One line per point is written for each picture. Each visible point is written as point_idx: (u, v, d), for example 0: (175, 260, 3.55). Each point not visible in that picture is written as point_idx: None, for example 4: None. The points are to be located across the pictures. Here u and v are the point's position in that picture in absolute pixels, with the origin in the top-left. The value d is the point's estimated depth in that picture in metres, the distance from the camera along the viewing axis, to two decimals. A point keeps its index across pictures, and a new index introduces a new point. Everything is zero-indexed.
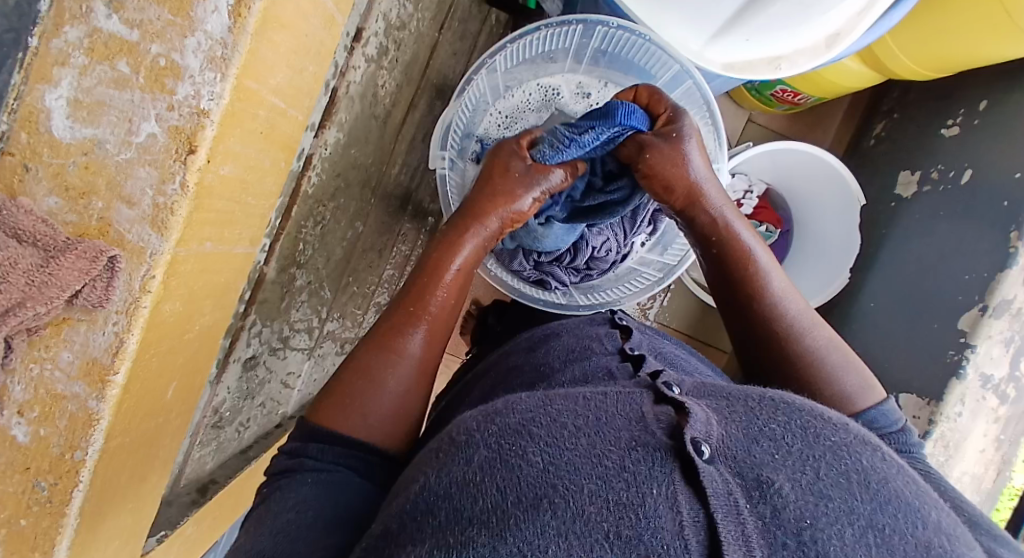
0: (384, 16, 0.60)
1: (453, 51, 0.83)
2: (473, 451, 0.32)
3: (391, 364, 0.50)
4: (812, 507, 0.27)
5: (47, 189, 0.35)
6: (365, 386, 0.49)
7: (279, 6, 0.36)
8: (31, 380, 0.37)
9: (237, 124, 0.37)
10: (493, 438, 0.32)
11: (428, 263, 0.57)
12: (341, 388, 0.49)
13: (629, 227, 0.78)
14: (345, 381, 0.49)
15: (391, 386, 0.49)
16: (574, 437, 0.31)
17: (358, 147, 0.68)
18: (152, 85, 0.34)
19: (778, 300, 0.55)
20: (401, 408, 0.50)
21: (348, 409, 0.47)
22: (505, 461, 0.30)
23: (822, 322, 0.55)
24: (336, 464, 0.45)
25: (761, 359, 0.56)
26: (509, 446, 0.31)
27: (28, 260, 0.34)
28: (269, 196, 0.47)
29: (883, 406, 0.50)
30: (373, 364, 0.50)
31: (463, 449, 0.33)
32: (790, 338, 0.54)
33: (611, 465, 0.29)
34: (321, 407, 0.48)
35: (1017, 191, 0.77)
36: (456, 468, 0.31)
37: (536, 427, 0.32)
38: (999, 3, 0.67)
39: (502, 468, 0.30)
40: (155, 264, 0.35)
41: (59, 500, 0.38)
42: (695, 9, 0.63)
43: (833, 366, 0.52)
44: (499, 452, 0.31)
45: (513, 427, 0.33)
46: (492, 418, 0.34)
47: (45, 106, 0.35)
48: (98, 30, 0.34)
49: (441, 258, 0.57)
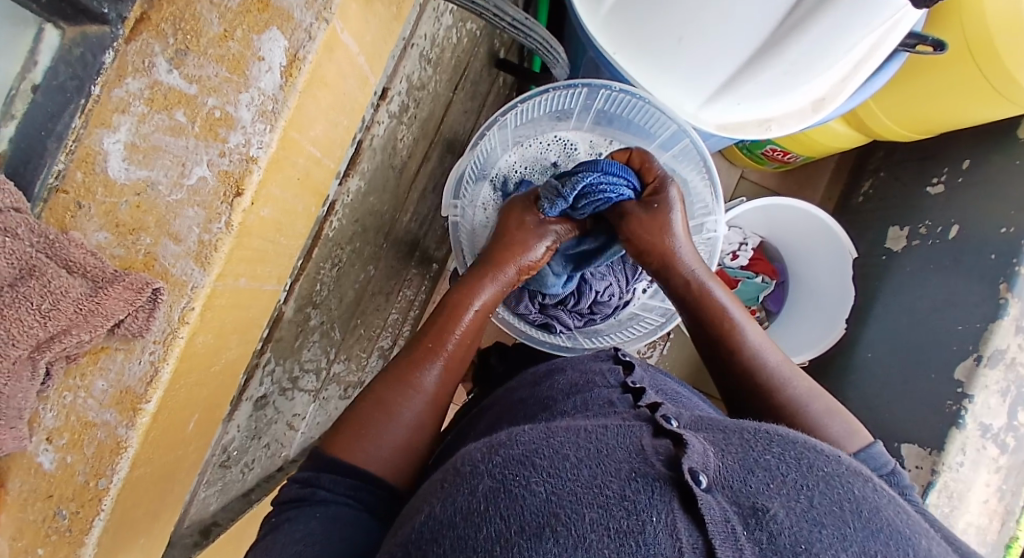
0: (407, 77, 0.65)
1: (464, 109, 0.89)
2: (477, 480, 0.33)
3: (407, 398, 0.52)
4: (806, 534, 0.28)
5: (98, 225, 0.38)
6: (382, 418, 0.50)
7: (324, 68, 0.40)
8: (63, 407, 0.38)
9: (279, 171, 0.40)
10: (497, 468, 0.33)
11: (448, 304, 0.61)
12: (357, 419, 0.50)
13: (630, 274, 0.83)
14: (361, 411, 0.51)
15: (407, 417, 0.51)
16: (576, 468, 0.32)
17: (376, 195, 0.72)
18: (206, 133, 0.38)
19: (756, 352, 0.58)
20: (412, 439, 0.51)
21: (364, 440, 0.49)
22: (509, 491, 0.31)
23: (802, 373, 0.57)
24: (346, 496, 0.46)
25: (728, 383, 0.59)
26: (513, 476, 0.32)
27: (78, 289, 0.35)
28: (298, 237, 0.50)
29: (872, 449, 0.50)
30: (390, 397, 0.52)
31: (467, 480, 0.34)
32: (770, 390, 0.55)
33: (612, 494, 0.30)
34: (335, 438, 0.49)
35: (1003, 245, 0.81)
36: (461, 497, 0.32)
37: (538, 458, 0.33)
38: (980, 75, 0.73)
39: (505, 497, 0.31)
40: (194, 297, 0.37)
41: (78, 529, 0.39)
42: (693, 76, 0.68)
43: (815, 414, 0.52)
44: (503, 482, 0.32)
45: (516, 457, 0.34)
46: (495, 449, 0.36)
47: (103, 148, 0.38)
48: (159, 83, 0.38)
49: (461, 303, 0.61)
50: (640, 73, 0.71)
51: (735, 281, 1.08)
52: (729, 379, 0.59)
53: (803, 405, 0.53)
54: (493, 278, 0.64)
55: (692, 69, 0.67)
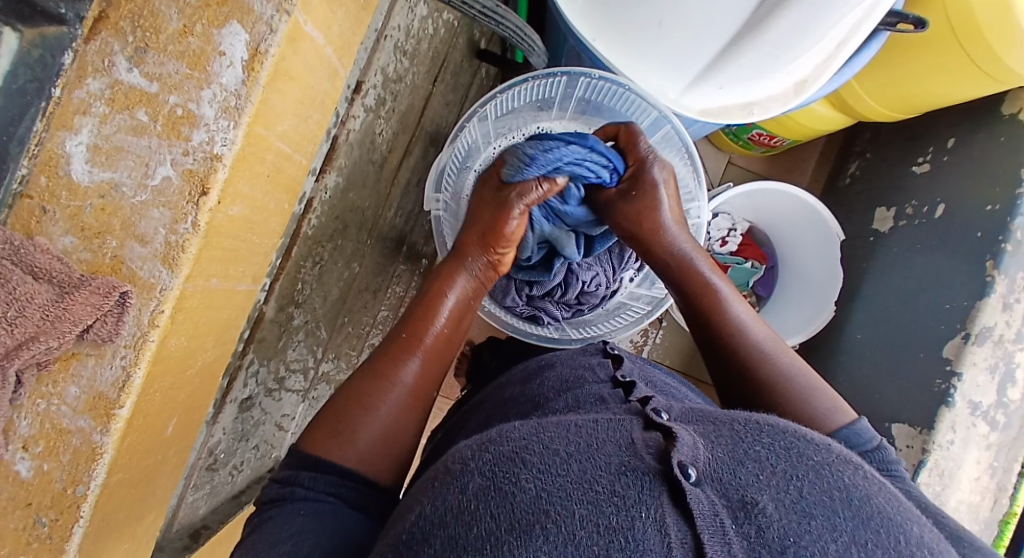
0: (382, 70, 0.64)
1: (445, 101, 0.88)
2: (466, 478, 0.32)
3: (385, 392, 0.51)
4: (795, 526, 0.28)
5: (63, 229, 0.37)
6: (358, 413, 0.49)
7: (289, 61, 0.39)
8: (37, 415, 0.38)
9: (247, 168, 0.39)
10: (487, 466, 0.32)
11: (425, 295, 0.60)
12: (334, 415, 0.49)
13: (618, 263, 0.82)
14: (338, 407, 0.50)
15: (384, 414, 0.50)
16: (566, 463, 0.32)
17: (355, 191, 0.71)
18: (169, 132, 0.37)
19: (741, 326, 0.57)
20: (392, 433, 0.50)
21: (340, 436, 0.48)
22: (499, 489, 0.30)
23: (788, 349, 0.56)
24: (328, 493, 0.46)
25: (714, 360, 0.59)
26: (502, 473, 0.31)
27: (44, 295, 0.34)
28: (274, 235, 0.49)
29: (855, 426, 0.49)
30: (367, 393, 0.51)
31: (457, 477, 0.33)
32: (753, 364, 0.55)
33: (602, 489, 0.30)
34: (313, 434, 0.48)
35: (988, 222, 0.81)
36: (450, 495, 0.31)
37: (528, 454, 0.33)
38: (964, 55, 0.72)
39: (495, 494, 0.30)
40: (164, 299, 0.37)
41: (58, 536, 0.38)
42: (673, 62, 0.68)
43: (798, 388, 0.52)
44: (492, 480, 0.31)
45: (505, 453, 0.33)
46: (485, 447, 0.34)
47: (65, 151, 0.37)
48: (120, 82, 0.37)
49: (436, 294, 0.60)
50: (621, 60, 0.70)
51: (725, 266, 1.08)
52: (715, 354, 0.58)
53: (787, 379, 0.53)
54: (466, 266, 0.63)
55: (673, 52, 0.67)
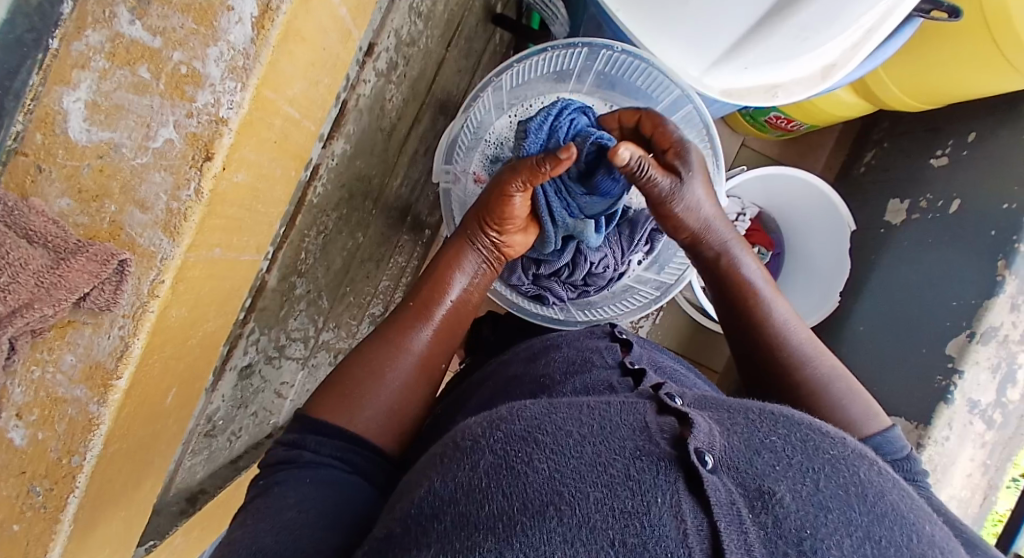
0: (395, 32, 0.61)
1: (457, 68, 0.84)
2: (478, 456, 0.31)
3: (394, 360, 0.53)
4: (812, 518, 0.27)
5: (60, 190, 0.35)
6: (369, 380, 0.51)
7: (300, 21, 0.37)
8: (32, 382, 0.37)
9: (252, 133, 0.37)
10: (499, 444, 0.32)
11: (434, 270, 0.62)
12: (343, 382, 0.50)
13: (627, 245, 0.79)
14: (347, 373, 0.51)
15: (394, 384, 0.52)
16: (579, 445, 0.31)
17: (363, 159, 0.68)
18: (172, 91, 0.34)
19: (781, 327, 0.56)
20: (401, 402, 0.52)
21: (351, 401, 0.49)
22: (511, 468, 0.30)
23: (827, 351, 0.56)
24: (334, 459, 0.46)
25: (748, 353, 0.58)
26: (514, 452, 0.31)
27: (39, 261, 0.33)
28: (279, 204, 0.47)
29: (888, 433, 0.49)
30: (377, 359, 0.53)
31: (468, 455, 0.32)
32: (792, 366, 0.54)
33: (616, 472, 0.28)
34: (321, 401, 0.49)
35: (1006, 221, 0.79)
36: (460, 472, 0.31)
37: (541, 435, 0.32)
38: (995, 49, 0.70)
39: (507, 473, 0.29)
40: (164, 269, 0.35)
41: (53, 506, 0.38)
42: (697, 38, 0.65)
43: (834, 394, 0.52)
44: (504, 458, 0.30)
45: (517, 433, 0.32)
46: (496, 424, 0.34)
47: (62, 107, 0.35)
48: (120, 35, 0.34)
49: (445, 273, 0.62)
50: (642, 32, 0.67)
51: None
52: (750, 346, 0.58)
53: (825, 385, 0.52)
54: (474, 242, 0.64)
55: (698, 29, 0.64)
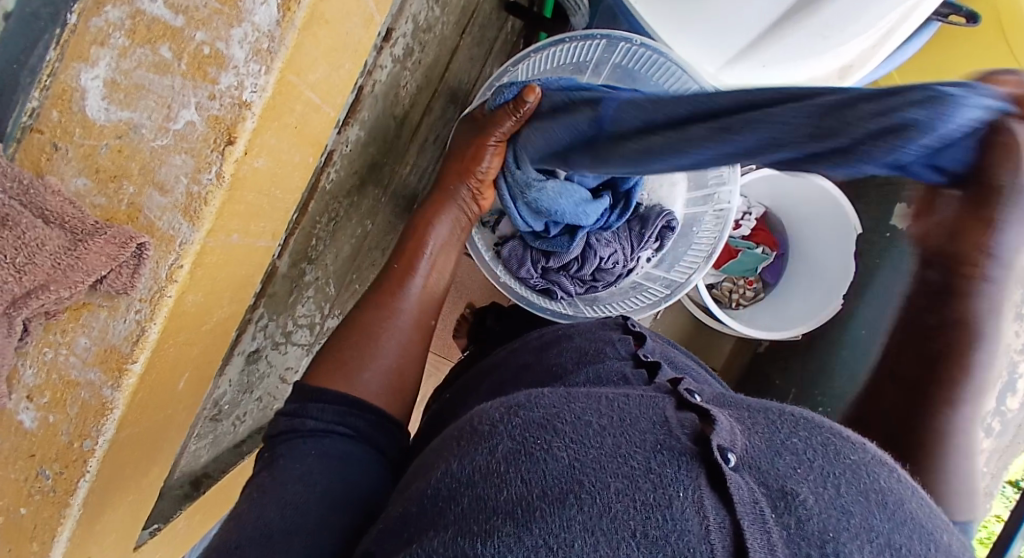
0: (413, 18, 0.60)
1: (471, 56, 0.83)
2: (497, 440, 0.31)
3: (384, 321, 0.54)
4: (834, 521, 0.27)
5: (76, 170, 0.34)
6: (364, 345, 0.51)
7: (325, 3, 0.36)
8: (44, 364, 0.36)
9: (274, 117, 0.36)
10: (517, 430, 0.31)
11: (412, 232, 0.64)
12: (340, 354, 0.49)
13: (637, 241, 0.78)
14: (341, 344, 0.50)
15: (391, 344, 0.52)
16: (599, 435, 0.30)
17: (376, 145, 0.68)
18: (194, 72, 0.34)
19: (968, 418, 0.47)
20: (400, 363, 0.52)
21: (347, 369, 0.49)
22: (530, 454, 0.29)
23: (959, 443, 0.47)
24: (337, 424, 0.44)
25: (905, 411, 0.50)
26: (534, 438, 0.30)
27: (55, 241, 0.32)
28: (296, 191, 0.47)
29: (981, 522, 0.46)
30: (368, 324, 0.53)
31: (485, 439, 0.32)
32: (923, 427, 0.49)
33: (637, 465, 0.28)
34: (319, 374, 0.48)
35: None
36: (479, 455, 0.30)
37: (560, 422, 0.31)
38: (1012, 57, 0.70)
39: (526, 459, 0.29)
40: (183, 254, 0.35)
41: (64, 489, 0.38)
42: (717, 32, 0.64)
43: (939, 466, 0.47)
44: (523, 444, 0.30)
45: (536, 419, 0.32)
46: (514, 410, 0.33)
47: (80, 85, 0.34)
48: (142, 12, 0.33)
49: (424, 232, 0.63)
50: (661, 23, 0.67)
51: (734, 251, 1.05)
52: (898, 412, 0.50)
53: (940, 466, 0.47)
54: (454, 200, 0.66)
55: (718, 23, 0.63)
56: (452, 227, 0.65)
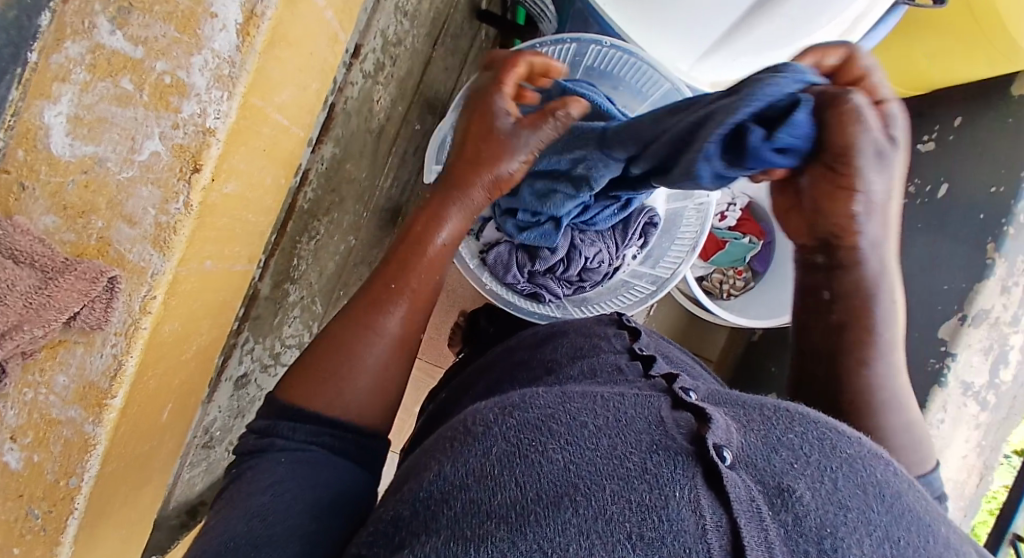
0: (382, 32, 0.60)
1: (445, 66, 0.83)
2: (491, 443, 0.31)
3: (367, 341, 0.48)
4: (832, 517, 0.27)
5: (45, 208, 0.34)
6: (341, 363, 0.46)
7: (285, 26, 0.36)
8: (24, 405, 0.36)
9: (241, 142, 0.36)
10: (512, 432, 0.31)
11: (411, 233, 0.54)
12: (315, 367, 0.46)
13: (621, 239, 0.78)
14: (318, 357, 0.47)
15: (370, 362, 0.47)
16: (594, 437, 0.30)
17: (353, 161, 0.68)
18: (157, 102, 0.34)
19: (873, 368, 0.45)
20: (380, 382, 0.48)
21: (324, 385, 0.45)
22: (525, 457, 0.29)
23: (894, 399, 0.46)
24: (309, 444, 0.44)
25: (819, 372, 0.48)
26: (529, 442, 0.30)
27: (26, 281, 0.33)
28: (271, 212, 0.47)
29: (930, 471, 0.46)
30: (348, 340, 0.47)
31: (479, 441, 0.31)
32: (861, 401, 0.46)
33: (633, 466, 0.28)
34: (293, 385, 0.46)
35: (994, 204, 0.80)
36: (472, 458, 0.30)
37: (555, 424, 0.31)
38: (983, 37, 0.70)
39: (521, 462, 0.29)
40: (155, 285, 0.35)
41: (53, 528, 0.37)
42: (687, 28, 0.64)
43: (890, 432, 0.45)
44: (517, 447, 0.30)
45: (531, 421, 0.32)
46: (508, 412, 0.33)
47: (44, 122, 0.34)
48: (101, 46, 0.33)
49: (428, 234, 0.54)
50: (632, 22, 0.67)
51: (722, 242, 1.06)
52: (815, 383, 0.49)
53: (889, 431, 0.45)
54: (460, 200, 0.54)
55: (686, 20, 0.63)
56: (467, 221, 0.55)
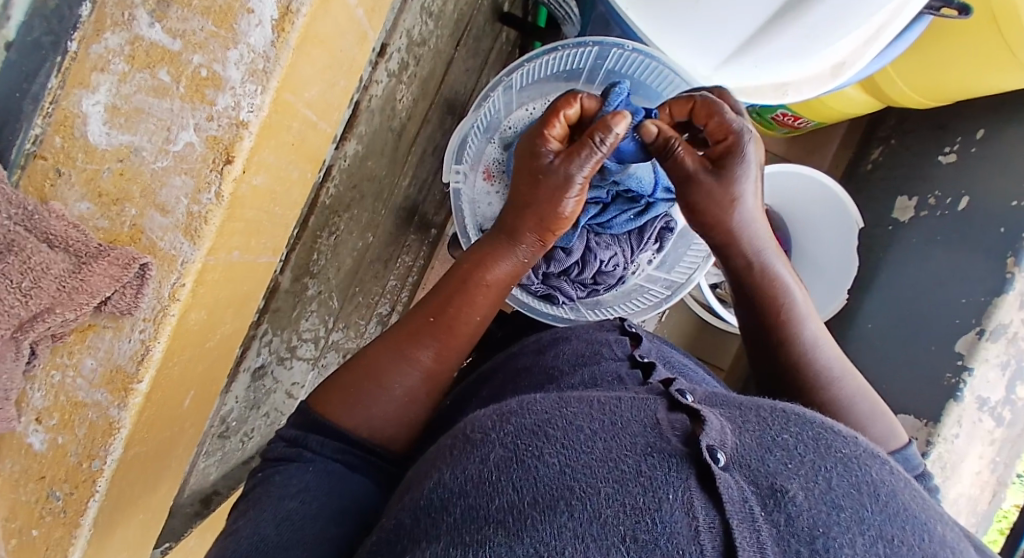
0: (408, 32, 0.61)
1: (466, 68, 0.84)
2: (488, 449, 0.31)
3: (400, 371, 0.48)
4: (826, 517, 0.26)
5: (80, 194, 0.35)
6: (372, 388, 0.47)
7: (319, 24, 0.36)
8: (51, 387, 0.37)
9: (272, 136, 0.37)
10: (509, 437, 0.31)
11: (457, 274, 0.53)
12: (347, 386, 0.47)
13: (637, 244, 0.78)
14: (352, 376, 0.47)
15: (399, 393, 0.47)
16: (589, 440, 0.30)
17: (374, 159, 0.68)
18: (192, 95, 0.34)
19: (810, 349, 0.54)
20: (406, 414, 0.48)
21: (353, 406, 0.46)
22: (521, 461, 0.29)
23: (848, 373, 0.54)
24: (333, 460, 0.44)
25: (765, 361, 0.56)
26: (525, 446, 0.30)
27: (60, 265, 0.33)
28: (295, 207, 0.47)
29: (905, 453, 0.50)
30: (383, 368, 0.48)
31: (477, 448, 0.32)
32: (818, 386, 0.53)
33: (627, 468, 0.28)
34: (325, 398, 0.47)
35: (1012, 219, 0.79)
36: (470, 465, 0.31)
37: (550, 428, 0.31)
38: (1006, 49, 0.70)
39: (517, 467, 0.29)
40: (185, 273, 0.35)
41: (74, 510, 0.38)
42: (711, 32, 0.64)
43: (856, 413, 0.52)
44: (514, 452, 0.30)
45: (527, 426, 0.32)
46: (505, 418, 0.34)
47: (81, 111, 0.35)
48: (140, 38, 0.34)
49: (475, 277, 0.52)
50: (654, 26, 0.67)
51: None
52: (768, 374, 0.56)
53: (848, 405, 0.52)
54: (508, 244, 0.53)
55: (711, 23, 0.63)
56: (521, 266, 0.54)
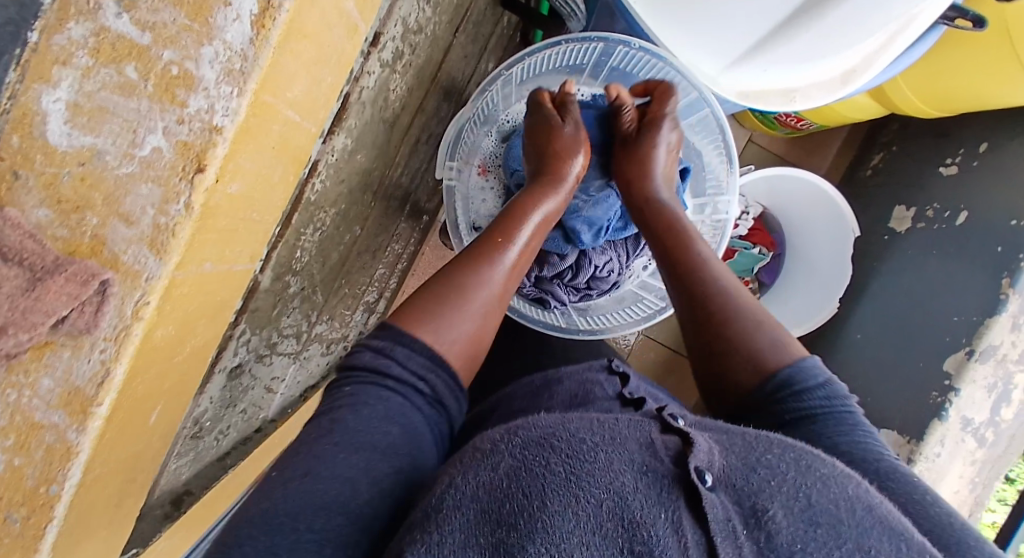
0: (403, 20, 0.58)
1: (465, 54, 0.80)
2: (495, 460, 0.29)
3: (478, 285, 0.51)
4: (803, 534, 0.25)
5: (38, 200, 0.32)
6: (456, 299, 0.49)
7: (304, 18, 0.33)
8: (6, 407, 0.34)
9: (250, 140, 0.34)
10: (516, 448, 0.29)
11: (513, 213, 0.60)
12: (427, 294, 0.49)
13: (633, 248, 0.77)
14: (435, 288, 0.50)
15: (478, 307, 0.50)
16: (595, 451, 0.28)
17: (364, 152, 0.65)
18: (162, 95, 0.31)
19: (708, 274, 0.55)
20: (478, 332, 0.50)
21: (433, 314, 0.47)
22: (529, 472, 0.27)
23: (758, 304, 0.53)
24: (421, 380, 0.45)
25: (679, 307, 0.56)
26: (532, 456, 0.28)
27: (15, 282, 0.31)
28: (276, 209, 0.44)
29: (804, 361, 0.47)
30: (462, 281, 0.51)
31: (484, 457, 0.29)
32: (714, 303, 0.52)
33: (628, 484, 0.26)
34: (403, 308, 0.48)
35: (1011, 237, 0.77)
36: (475, 474, 0.28)
37: (557, 440, 0.29)
38: (1011, 53, 0.67)
39: (524, 478, 0.27)
40: (150, 290, 0.32)
41: (30, 534, 0.36)
42: (717, 30, 0.61)
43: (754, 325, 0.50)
44: (522, 463, 0.28)
45: (533, 438, 0.30)
46: (511, 431, 0.31)
47: (42, 108, 0.32)
48: (106, 30, 0.31)
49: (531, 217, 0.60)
50: (657, 21, 0.63)
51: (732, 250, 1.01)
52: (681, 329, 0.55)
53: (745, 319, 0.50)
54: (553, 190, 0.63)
55: (718, 23, 0.60)
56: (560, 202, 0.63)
